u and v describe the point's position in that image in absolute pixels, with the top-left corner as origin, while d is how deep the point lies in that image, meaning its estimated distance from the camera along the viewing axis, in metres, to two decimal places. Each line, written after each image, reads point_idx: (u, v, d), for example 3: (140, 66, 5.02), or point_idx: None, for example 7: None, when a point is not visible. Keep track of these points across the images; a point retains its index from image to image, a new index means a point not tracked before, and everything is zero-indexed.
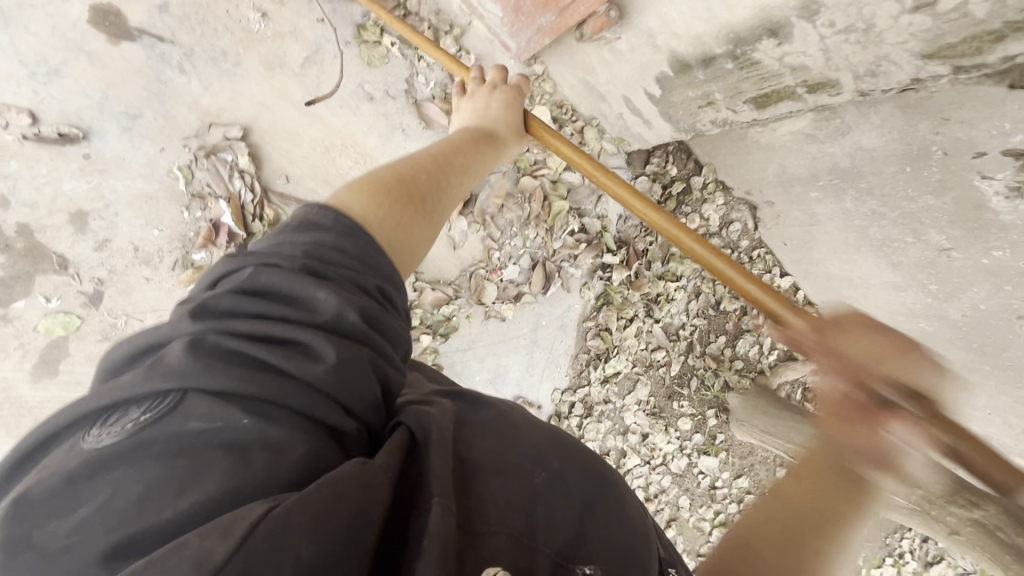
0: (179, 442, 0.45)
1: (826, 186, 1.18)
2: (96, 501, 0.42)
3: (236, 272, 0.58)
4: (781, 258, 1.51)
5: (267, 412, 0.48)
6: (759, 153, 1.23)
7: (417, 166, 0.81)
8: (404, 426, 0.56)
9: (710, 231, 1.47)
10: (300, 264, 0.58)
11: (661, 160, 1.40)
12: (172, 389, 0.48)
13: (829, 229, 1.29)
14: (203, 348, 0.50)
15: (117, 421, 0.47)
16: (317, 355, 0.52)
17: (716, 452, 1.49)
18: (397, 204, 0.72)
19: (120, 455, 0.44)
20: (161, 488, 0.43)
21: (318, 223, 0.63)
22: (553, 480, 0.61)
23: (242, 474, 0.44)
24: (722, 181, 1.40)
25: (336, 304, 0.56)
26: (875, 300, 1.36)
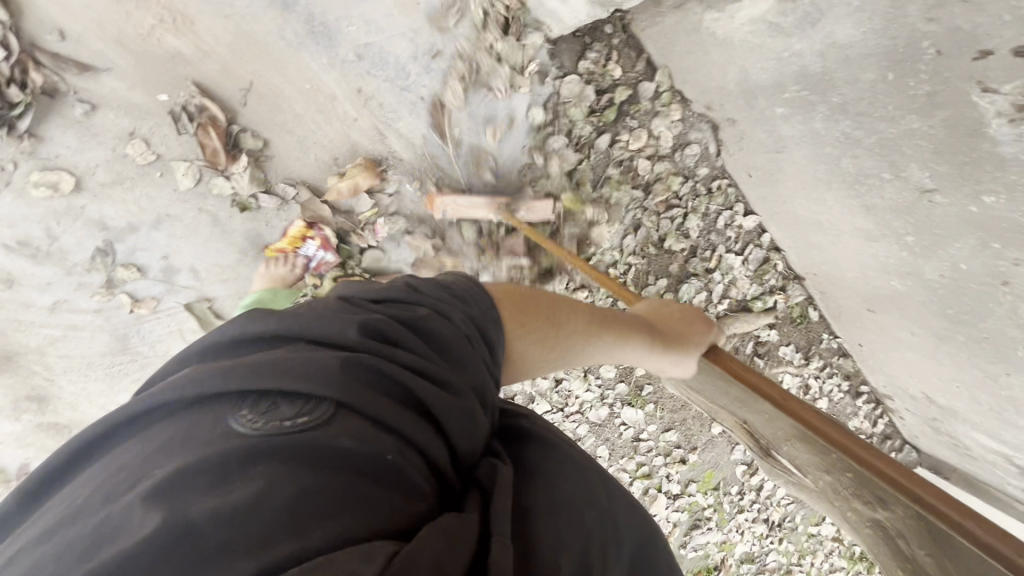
0: (329, 455, 0.39)
1: (794, 100, 0.93)
2: (250, 493, 0.36)
3: (404, 305, 0.53)
4: (746, 193, 1.26)
5: (409, 451, 0.43)
6: (718, 53, 0.97)
7: (575, 304, 0.78)
8: (477, 488, 0.49)
9: (661, 152, 1.20)
10: (460, 325, 0.55)
11: (602, 55, 1.10)
12: (326, 399, 0.41)
13: (797, 158, 1.04)
14: (362, 369, 0.44)
15: (272, 412, 0.40)
16: (455, 407, 0.47)
17: (642, 405, 1.39)
18: (529, 328, 0.70)
19: (272, 450, 0.38)
20: (314, 500, 0.37)
21: (470, 299, 0.60)
22: (603, 520, 0.56)
23: (386, 508, 0.39)
24: (679, 90, 1.14)
25: (477, 369, 0.53)
26: (845, 250, 1.14)
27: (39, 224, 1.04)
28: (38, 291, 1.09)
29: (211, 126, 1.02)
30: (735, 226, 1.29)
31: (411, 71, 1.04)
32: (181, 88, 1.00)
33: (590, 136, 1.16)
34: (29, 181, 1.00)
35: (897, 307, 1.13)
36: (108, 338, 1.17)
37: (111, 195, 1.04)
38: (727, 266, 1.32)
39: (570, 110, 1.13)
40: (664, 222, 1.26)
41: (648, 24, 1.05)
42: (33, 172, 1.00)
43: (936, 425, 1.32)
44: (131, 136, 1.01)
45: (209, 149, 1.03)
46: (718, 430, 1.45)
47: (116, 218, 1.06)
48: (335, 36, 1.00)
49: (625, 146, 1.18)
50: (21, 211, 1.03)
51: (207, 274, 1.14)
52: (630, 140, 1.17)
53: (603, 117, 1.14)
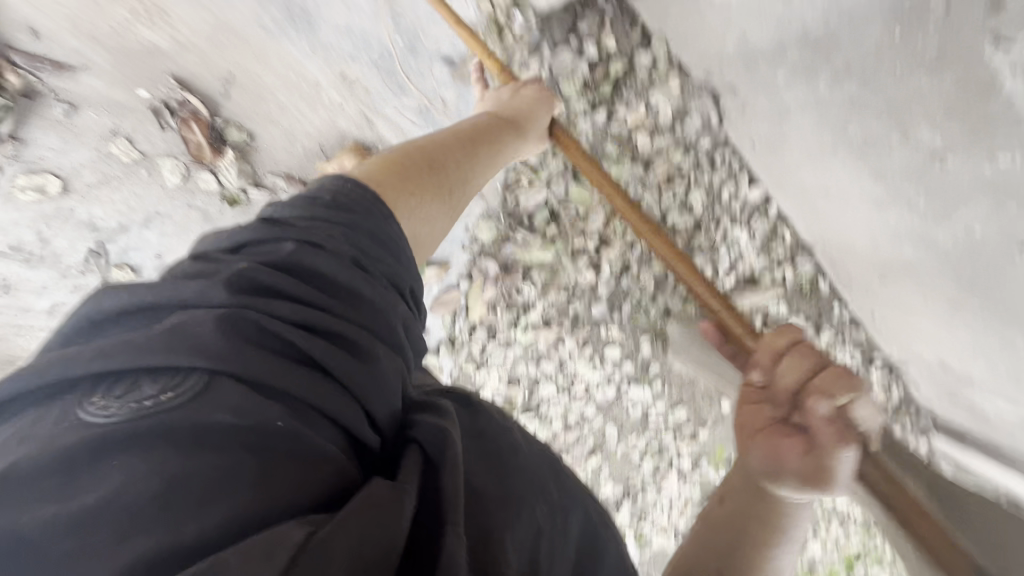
0: (196, 434, 0.39)
1: (796, 64, 0.89)
2: (102, 490, 0.36)
3: (275, 247, 0.53)
4: (750, 163, 1.22)
5: (299, 409, 0.44)
6: (715, 19, 0.94)
7: (443, 141, 0.80)
8: (415, 445, 0.51)
9: (659, 125, 1.17)
10: (341, 249, 0.54)
11: (594, 27, 1.07)
12: (197, 369, 0.42)
13: (802, 125, 1.00)
14: (238, 333, 0.44)
15: (129, 396, 0.40)
16: (352, 359, 0.48)
17: (648, 383, 1.37)
18: (412, 182, 0.69)
19: (127, 439, 0.38)
20: (177, 486, 0.37)
21: (355, 210, 0.59)
22: (555, 510, 0.57)
23: (275, 484, 0.40)
24: (676, 58, 1.10)
25: (378, 302, 0.54)
26: (856, 218, 1.10)
27: (30, 227, 1.05)
28: (36, 295, 1.10)
29: (193, 120, 1.01)
30: (740, 198, 1.26)
31: (396, 53, 1.00)
32: (161, 84, 0.98)
33: (584, 114, 1.14)
34: (16, 186, 1.00)
35: (910, 275, 1.09)
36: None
37: (100, 195, 1.03)
38: (733, 239, 1.29)
39: (564, 86, 1.11)
40: (666, 196, 1.24)
41: None
42: (19, 177, 0.99)
43: (952, 393, 1.29)
44: (114, 135, 1.00)
45: (192, 143, 1.03)
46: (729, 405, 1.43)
47: (108, 218, 1.06)
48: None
49: (622, 121, 1.15)
50: (11, 216, 1.03)
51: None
52: (627, 114, 1.15)
53: (598, 93, 1.13)
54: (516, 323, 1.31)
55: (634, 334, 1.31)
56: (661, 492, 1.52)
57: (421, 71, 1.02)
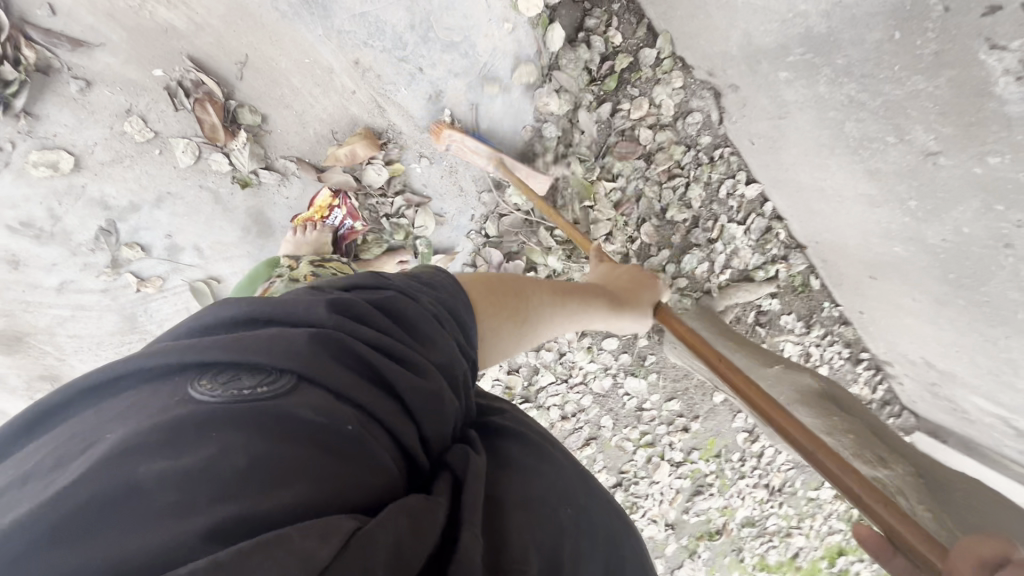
0: (292, 423, 0.38)
1: (798, 63, 0.91)
2: (201, 459, 0.34)
3: (374, 290, 0.54)
4: (748, 161, 1.25)
5: (378, 428, 0.43)
6: (721, 17, 0.96)
7: (540, 280, 0.83)
8: (449, 471, 0.50)
9: (662, 121, 1.19)
10: (429, 308, 0.56)
11: (602, 21, 1.08)
12: (288, 371, 0.40)
13: (801, 124, 1.03)
14: (330, 347, 0.43)
15: (234, 383, 0.39)
16: (422, 382, 0.47)
17: (644, 375, 1.40)
18: (499, 307, 0.72)
19: (229, 416, 0.36)
20: (271, 469, 0.35)
21: (438, 284, 0.62)
22: (575, 510, 0.60)
23: (351, 486, 0.38)
24: (680, 56, 1.12)
25: (450, 353, 0.53)
26: (849, 217, 1.13)
27: (41, 204, 1.03)
28: (44, 272, 1.10)
29: (208, 102, 1.01)
30: (738, 195, 1.28)
31: (408, 40, 1.01)
32: (176, 63, 0.99)
33: (590, 105, 1.13)
34: (28, 161, 0.99)
35: (898, 272, 1.13)
36: (116, 318, 1.18)
37: (111, 174, 1.03)
38: (730, 236, 1.31)
39: (571, 78, 1.10)
40: (667, 191, 1.25)
41: None
42: (32, 152, 0.99)
43: (934, 390, 1.33)
44: (128, 113, 1.00)
45: (207, 125, 1.02)
46: (720, 398, 1.46)
47: (118, 197, 1.06)
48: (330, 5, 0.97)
49: (626, 115, 1.16)
50: (20, 191, 1.02)
51: (210, 253, 1.15)
52: (631, 108, 1.15)
53: (604, 87, 1.13)
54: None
55: None
56: (652, 483, 1.56)
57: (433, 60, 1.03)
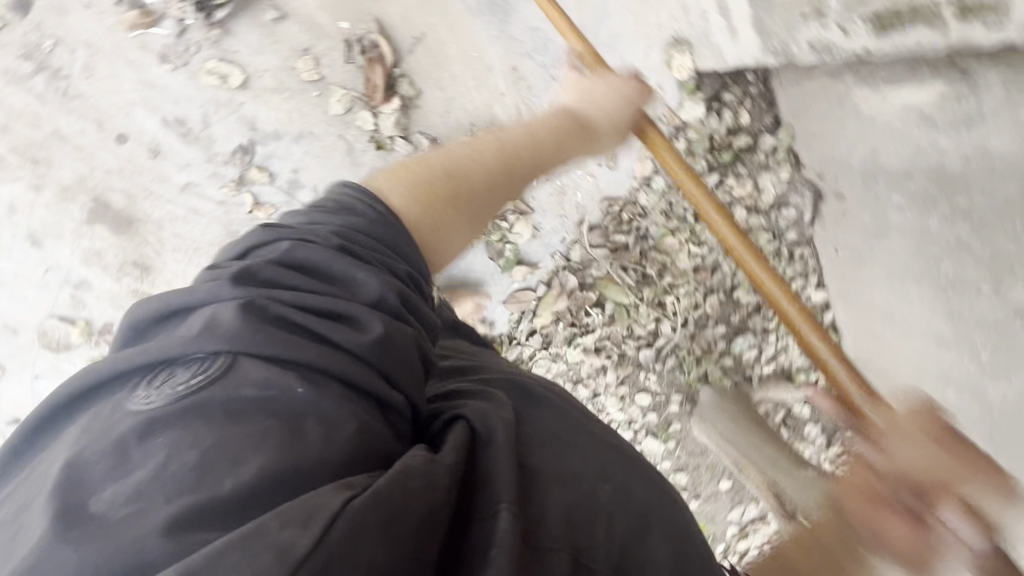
0: (228, 408, 0.40)
1: (917, 192, 0.95)
2: (150, 466, 0.38)
3: (271, 245, 0.54)
4: (823, 267, 1.24)
5: (319, 380, 0.44)
6: (853, 128, 0.99)
7: (484, 154, 0.74)
8: (463, 422, 0.54)
9: (759, 206, 1.21)
10: (330, 240, 0.55)
11: (738, 99, 1.13)
12: (219, 353, 0.43)
13: (895, 247, 1.06)
14: (248, 317, 0.45)
15: (167, 381, 0.42)
16: (359, 335, 0.48)
17: (664, 439, 1.37)
18: (428, 195, 0.66)
19: (167, 418, 0.40)
20: (218, 453, 0.38)
21: (348, 209, 0.59)
22: (619, 494, 0.58)
23: (309, 440, 0.41)
24: (797, 152, 1.16)
25: (373, 284, 0.53)
26: (910, 347, 1.11)
27: (200, 107, 1.13)
28: (176, 167, 1.15)
29: (378, 63, 1.10)
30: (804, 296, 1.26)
31: (566, 64, 1.07)
32: (362, 22, 1.10)
33: (701, 171, 1.16)
34: (205, 67, 1.11)
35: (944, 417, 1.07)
36: (219, 231, 1.17)
37: (268, 99, 1.11)
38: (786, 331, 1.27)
39: (693, 144, 1.14)
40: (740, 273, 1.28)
41: (791, 83, 1.07)
42: (211, 60, 1.11)
43: None
44: (304, 52, 1.10)
45: (371, 82, 1.10)
46: (726, 486, 1.38)
47: (267, 122, 1.12)
48: (514, 11, 1.07)
49: (730, 190, 1.19)
50: (188, 91, 1.12)
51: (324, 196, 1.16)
52: (735, 185, 1.19)
53: (718, 159, 1.16)
54: (569, 341, 1.30)
55: (667, 388, 1.33)
56: None
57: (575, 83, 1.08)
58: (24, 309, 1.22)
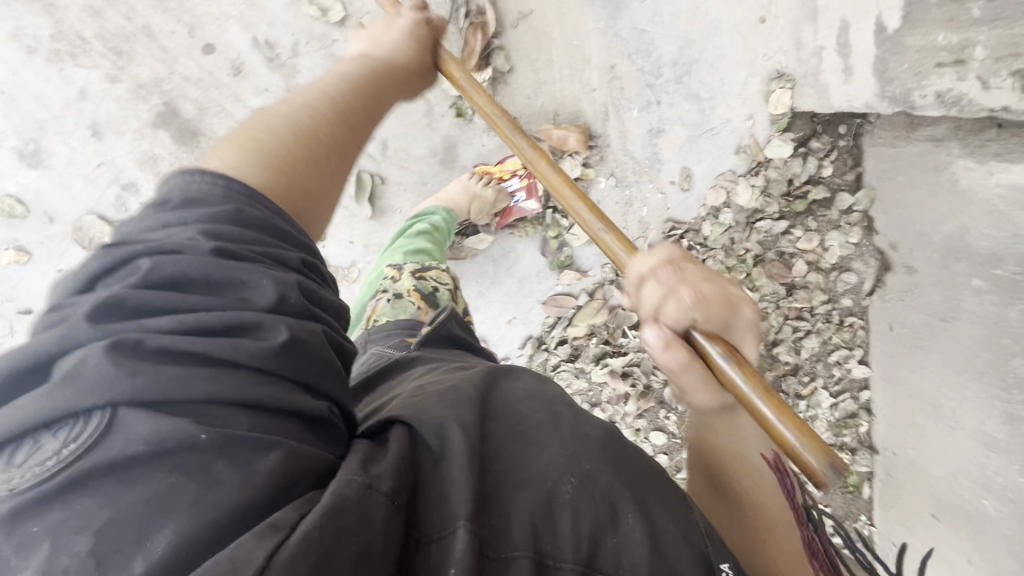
0: (114, 469, 0.39)
1: (1003, 279, 0.89)
2: (44, 552, 0.37)
3: (129, 268, 0.52)
4: (872, 345, 1.20)
5: (223, 413, 0.44)
6: (943, 201, 0.94)
7: (312, 108, 0.74)
8: (400, 429, 0.55)
9: (821, 264, 1.19)
10: (202, 248, 0.53)
11: (825, 148, 1.08)
12: (97, 409, 0.42)
13: (961, 335, 0.99)
14: (124, 358, 0.43)
15: (33, 456, 0.40)
16: (256, 344, 0.49)
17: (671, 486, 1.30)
18: (279, 163, 0.67)
19: (52, 492, 0.38)
20: (122, 524, 0.38)
21: (201, 198, 0.58)
22: (586, 487, 0.53)
23: (221, 484, 0.41)
24: (872, 218, 1.11)
25: (259, 291, 0.53)
26: (950, 446, 1.04)
27: (292, 35, 1.20)
28: (253, 91, 1.24)
29: (480, 30, 1.15)
30: (845, 367, 1.24)
31: (664, 73, 1.10)
32: None
33: (770, 216, 1.14)
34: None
35: (973, 529, 0.99)
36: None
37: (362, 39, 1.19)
38: (815, 400, 1.27)
39: (771, 183, 1.12)
40: (787, 327, 1.25)
41: (883, 143, 1.02)
42: None
43: None
44: None
45: (469, 47, 1.16)
46: None
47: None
48: (624, 8, 1.07)
49: (794, 241, 1.14)
50: (286, 19, 1.19)
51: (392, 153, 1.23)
52: (800, 238, 1.14)
53: (791, 206, 1.13)
54: (597, 360, 1.25)
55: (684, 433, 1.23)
56: None
57: (664, 97, 1.12)
58: (67, 198, 1.28)
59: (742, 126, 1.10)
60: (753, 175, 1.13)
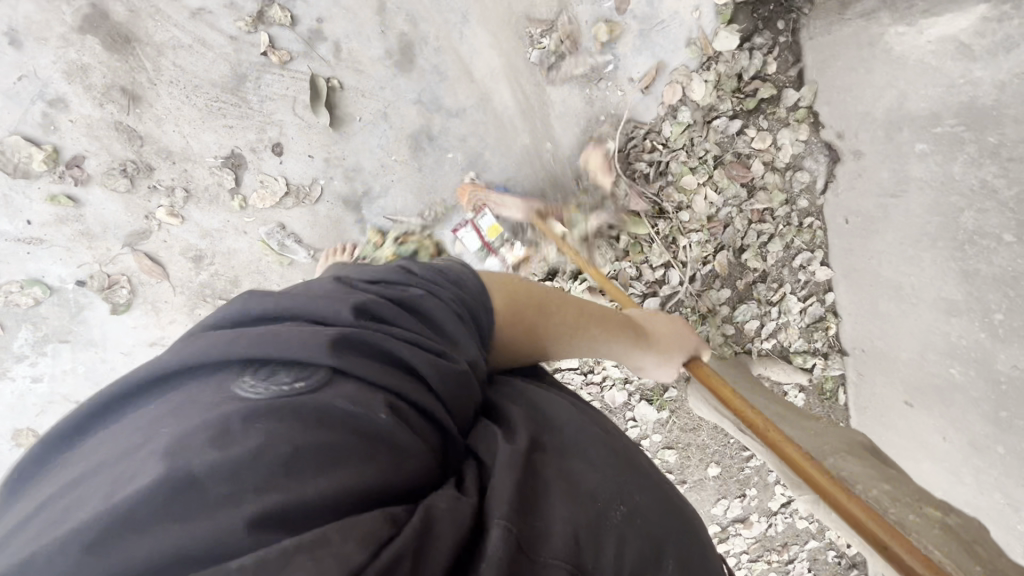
0: (321, 413, 0.40)
1: (943, 136, 0.94)
2: (248, 447, 0.37)
3: (396, 286, 0.55)
4: (831, 242, 1.22)
5: (402, 412, 0.45)
6: (882, 75, 1.01)
7: (568, 301, 0.79)
8: (472, 457, 0.50)
9: (775, 164, 1.20)
10: (450, 303, 0.57)
11: (767, 45, 1.15)
12: (322, 366, 0.43)
13: (912, 207, 1.02)
14: (351, 345, 0.45)
15: (273, 378, 0.42)
16: (448, 367, 0.50)
17: (659, 406, 1.35)
18: (516, 312, 0.68)
19: (270, 409, 0.39)
20: (309, 458, 0.38)
21: (461, 284, 0.62)
22: (630, 517, 0.50)
23: (378, 467, 0.41)
24: (816, 111, 1.16)
25: (469, 351, 0.55)
26: (913, 325, 1.07)
27: None
28: None
29: None
30: (809, 271, 1.24)
31: None
32: None
33: (725, 113, 1.17)
34: None
35: (940, 401, 1.05)
36: (226, 69, 1.13)
37: None
38: (786, 306, 1.25)
39: (723, 79, 1.16)
40: (752, 232, 1.22)
41: (820, 32, 1.10)
42: None
43: None
44: None
45: None
46: (712, 473, 1.38)
47: None
48: None
49: (749, 141, 1.18)
50: None
51: (346, 56, 1.15)
52: (755, 138, 1.18)
53: (743, 104, 1.17)
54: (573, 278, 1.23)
55: None
56: None
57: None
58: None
59: (690, 16, 1.14)
60: (704, 72, 1.17)
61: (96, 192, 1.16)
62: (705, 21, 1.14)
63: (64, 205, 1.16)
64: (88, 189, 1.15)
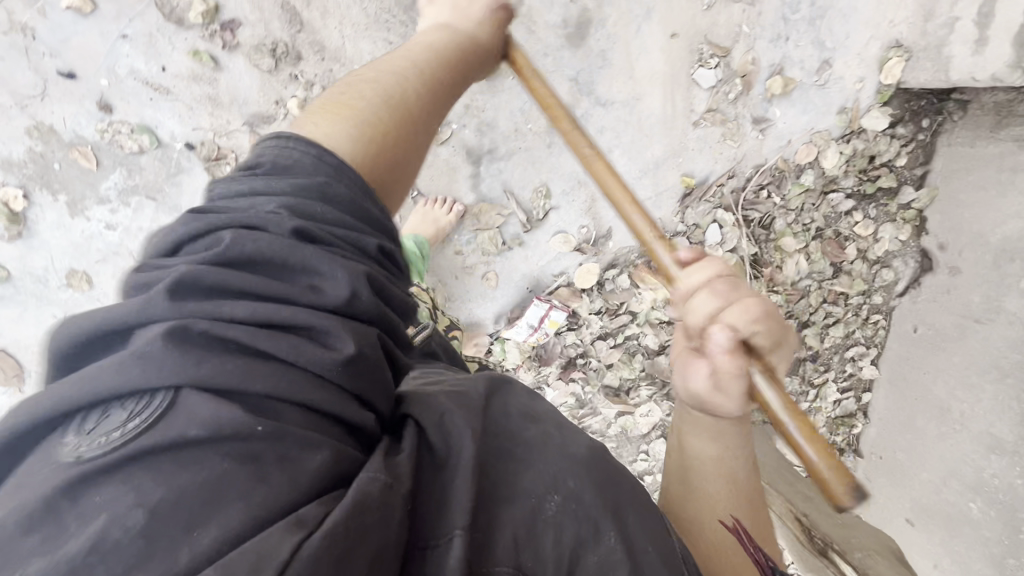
0: (172, 452, 0.35)
1: None
2: (87, 530, 0.32)
3: (210, 237, 0.48)
4: (889, 345, 1.23)
5: (273, 411, 0.39)
6: (1015, 200, 0.98)
7: (382, 76, 0.69)
8: (411, 421, 0.47)
9: (867, 253, 1.20)
10: (283, 225, 0.48)
11: (907, 136, 1.14)
12: (162, 391, 0.37)
13: (992, 337, 1.00)
14: (185, 337, 0.39)
15: (101, 429, 0.36)
16: (325, 354, 0.43)
17: None
18: (367, 131, 0.63)
19: (101, 473, 0.34)
20: (169, 511, 0.33)
21: (326, 192, 0.54)
22: (575, 506, 0.46)
23: (261, 492, 0.36)
24: (925, 218, 1.16)
25: (328, 291, 0.46)
26: (944, 448, 1.08)
27: None
28: None
29: None
30: (859, 364, 1.26)
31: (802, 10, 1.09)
32: None
33: (843, 189, 1.18)
34: None
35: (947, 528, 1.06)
36: None
37: None
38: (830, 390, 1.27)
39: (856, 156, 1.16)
40: (821, 310, 1.24)
41: (960, 142, 1.08)
42: None
43: None
44: None
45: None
46: None
47: None
48: None
49: (852, 224, 1.20)
50: None
51: None
52: (858, 223, 1.20)
53: (863, 186, 1.17)
54: (635, 318, 1.30)
55: None
56: None
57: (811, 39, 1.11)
58: None
59: (853, 87, 1.12)
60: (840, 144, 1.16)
61: (238, 62, 1.17)
62: (860, 94, 1.12)
63: (203, 63, 1.17)
64: (232, 56, 1.17)
